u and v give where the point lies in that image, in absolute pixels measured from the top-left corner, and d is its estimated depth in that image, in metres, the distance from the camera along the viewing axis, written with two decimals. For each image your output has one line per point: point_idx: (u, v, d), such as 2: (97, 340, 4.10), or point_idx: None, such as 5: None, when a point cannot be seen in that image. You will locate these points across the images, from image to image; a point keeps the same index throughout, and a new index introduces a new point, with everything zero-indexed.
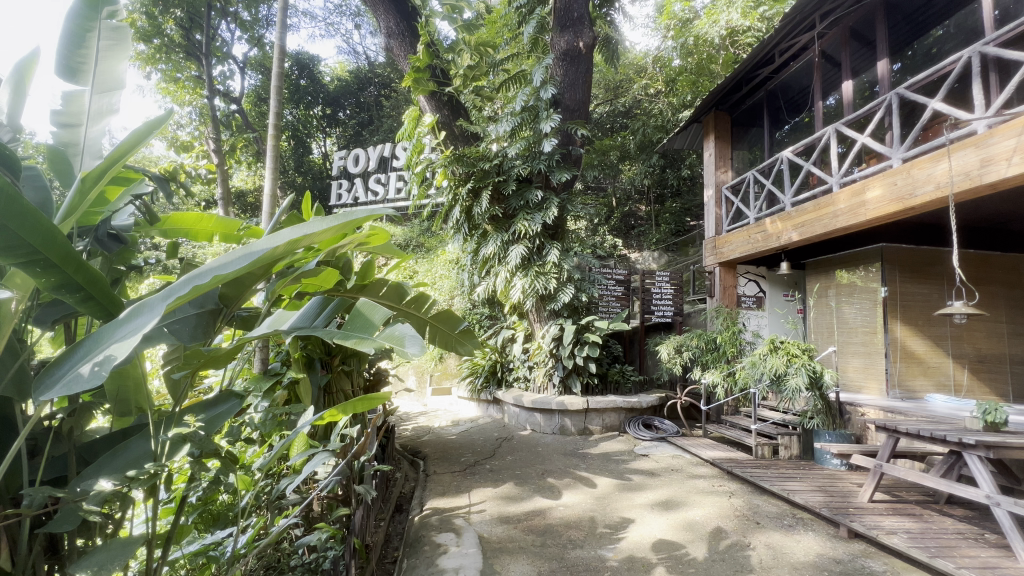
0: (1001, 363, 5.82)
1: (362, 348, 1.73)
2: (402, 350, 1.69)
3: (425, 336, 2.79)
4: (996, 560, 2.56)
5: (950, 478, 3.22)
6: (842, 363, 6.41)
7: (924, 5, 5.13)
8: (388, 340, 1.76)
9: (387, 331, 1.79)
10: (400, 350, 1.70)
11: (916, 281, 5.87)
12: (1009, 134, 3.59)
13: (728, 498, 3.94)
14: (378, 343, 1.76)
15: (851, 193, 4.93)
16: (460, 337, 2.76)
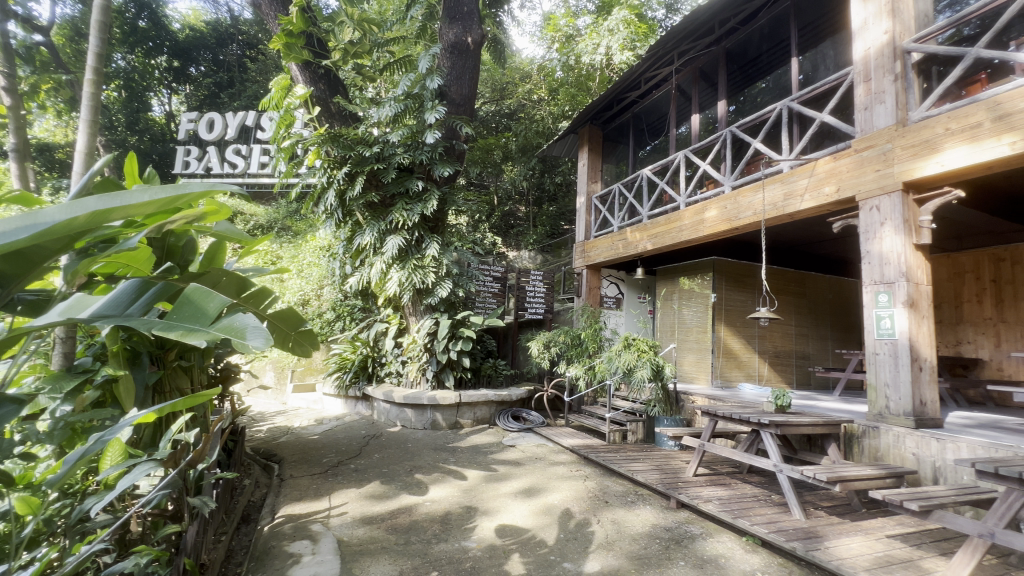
0: (791, 357, 7.29)
1: (189, 340, 1.51)
2: (241, 343, 1.52)
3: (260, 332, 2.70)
4: (778, 515, 3.19)
5: (751, 452, 3.93)
6: (679, 357, 7.40)
7: (754, 60, 6.15)
8: (227, 334, 1.55)
9: (224, 323, 1.58)
10: (240, 345, 1.50)
11: (736, 290, 7.05)
12: (803, 174, 4.51)
13: (583, 482, 4.30)
14: (211, 335, 1.56)
15: (694, 211, 5.73)
16: (300, 338, 2.80)
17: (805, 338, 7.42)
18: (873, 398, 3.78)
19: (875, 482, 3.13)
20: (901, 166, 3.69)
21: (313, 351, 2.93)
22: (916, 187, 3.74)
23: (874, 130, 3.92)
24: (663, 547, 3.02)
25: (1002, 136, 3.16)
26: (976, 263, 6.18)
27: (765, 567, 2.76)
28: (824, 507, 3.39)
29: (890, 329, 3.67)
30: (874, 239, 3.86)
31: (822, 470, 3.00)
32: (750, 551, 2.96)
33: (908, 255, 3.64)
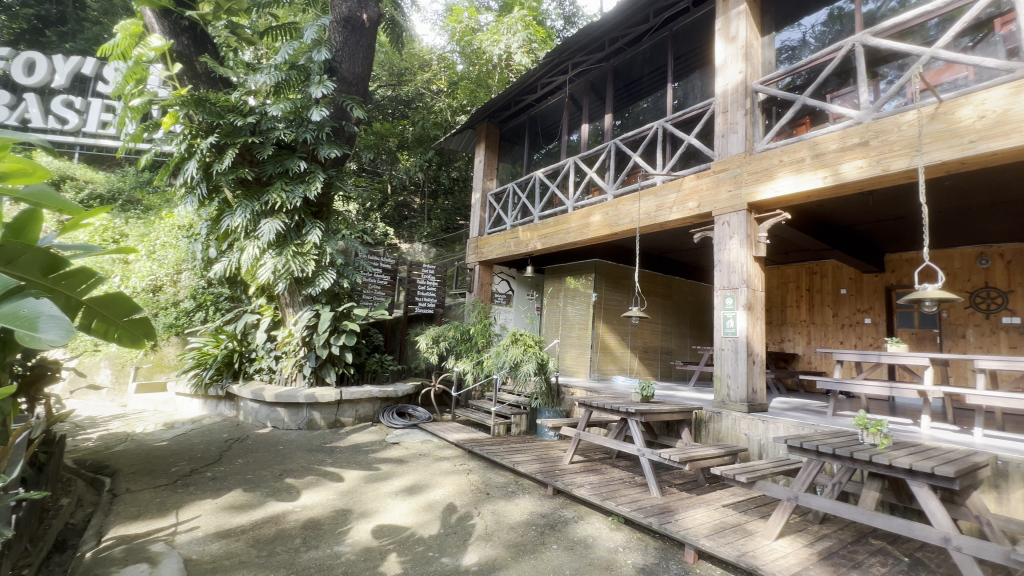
0: (656, 352, 8.13)
1: None
2: (32, 335, 1.42)
3: (75, 321, 2.39)
4: (639, 495, 3.53)
5: (620, 439, 4.29)
6: (563, 352, 7.82)
7: (637, 81, 6.66)
8: (8, 322, 1.45)
9: (1, 310, 1.47)
10: (29, 334, 1.43)
11: (614, 290, 7.66)
12: (672, 189, 5.04)
13: (467, 476, 4.34)
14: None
15: (580, 215, 6.09)
16: (130, 326, 2.54)
17: (669, 335, 8.34)
18: (718, 387, 4.36)
19: (716, 460, 3.63)
20: (747, 189, 4.31)
21: (144, 342, 2.65)
22: (757, 208, 4.39)
23: (728, 155, 4.52)
24: (539, 533, 3.16)
25: (818, 171, 3.84)
26: (797, 274, 7.47)
27: (627, 542, 3.04)
28: (676, 484, 3.83)
29: (733, 328, 4.27)
30: (724, 250, 4.44)
31: (676, 452, 3.39)
32: (615, 529, 3.24)
33: (748, 265, 4.26)
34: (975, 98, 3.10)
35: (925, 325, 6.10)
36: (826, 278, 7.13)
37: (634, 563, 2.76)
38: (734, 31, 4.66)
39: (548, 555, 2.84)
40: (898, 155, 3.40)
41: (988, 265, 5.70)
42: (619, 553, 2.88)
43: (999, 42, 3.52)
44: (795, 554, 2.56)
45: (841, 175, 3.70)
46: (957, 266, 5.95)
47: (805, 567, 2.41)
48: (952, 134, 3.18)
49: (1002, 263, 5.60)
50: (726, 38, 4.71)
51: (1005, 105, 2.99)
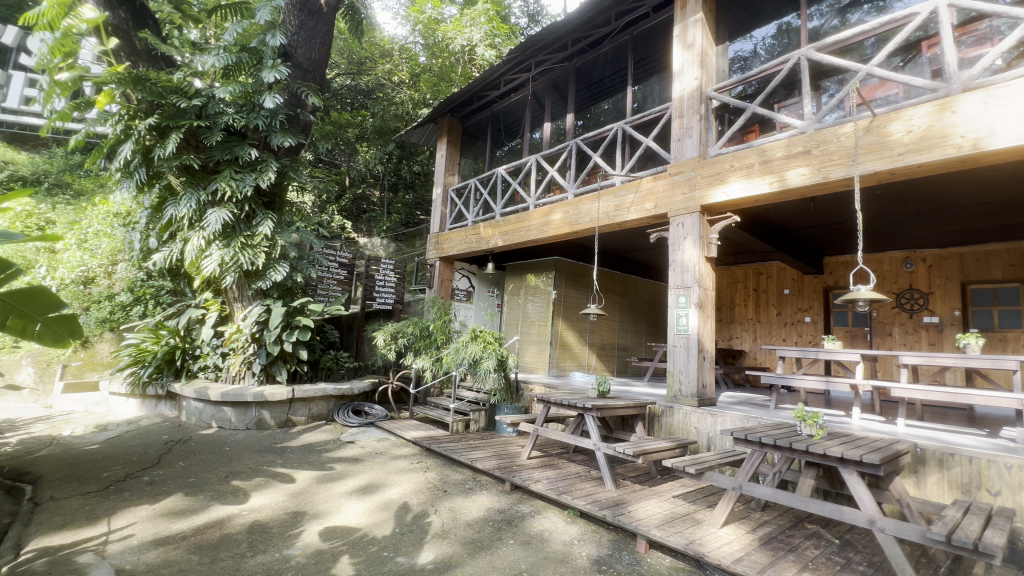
0: (613, 349, 8.33)
1: None
2: None
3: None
4: (594, 488, 3.61)
5: (577, 434, 4.37)
6: (522, 349, 7.87)
7: (599, 82, 6.77)
8: None
9: None
10: None
11: (573, 288, 7.78)
12: (630, 190, 5.16)
13: (424, 474, 4.29)
14: None
15: (541, 213, 6.14)
16: (49, 324, 2.30)
17: (626, 332, 8.56)
18: (670, 383, 4.52)
19: (667, 453, 3.75)
20: (700, 192, 4.47)
21: (65, 341, 2.41)
22: (709, 210, 4.57)
23: (683, 159, 4.67)
24: (496, 529, 3.17)
25: (765, 177, 4.04)
26: (745, 274, 7.86)
27: (581, 535, 3.10)
28: (630, 477, 3.94)
29: (686, 325, 4.43)
30: (678, 250, 4.60)
31: (630, 446, 3.48)
32: (571, 522, 3.30)
33: (700, 265, 4.43)
34: (904, 113, 3.35)
35: (857, 323, 6.56)
36: (771, 278, 7.53)
37: (588, 555, 2.81)
38: (690, 38, 4.81)
39: (504, 551, 2.85)
40: (837, 164, 3.63)
41: (912, 268, 6.19)
42: (574, 546, 2.93)
43: (925, 63, 3.84)
44: (738, 540, 2.70)
45: (786, 181, 3.91)
46: (886, 269, 6.43)
47: (748, 552, 2.54)
48: (884, 146, 3.42)
49: (924, 267, 6.10)
50: (683, 45, 4.86)
51: (930, 121, 3.24)
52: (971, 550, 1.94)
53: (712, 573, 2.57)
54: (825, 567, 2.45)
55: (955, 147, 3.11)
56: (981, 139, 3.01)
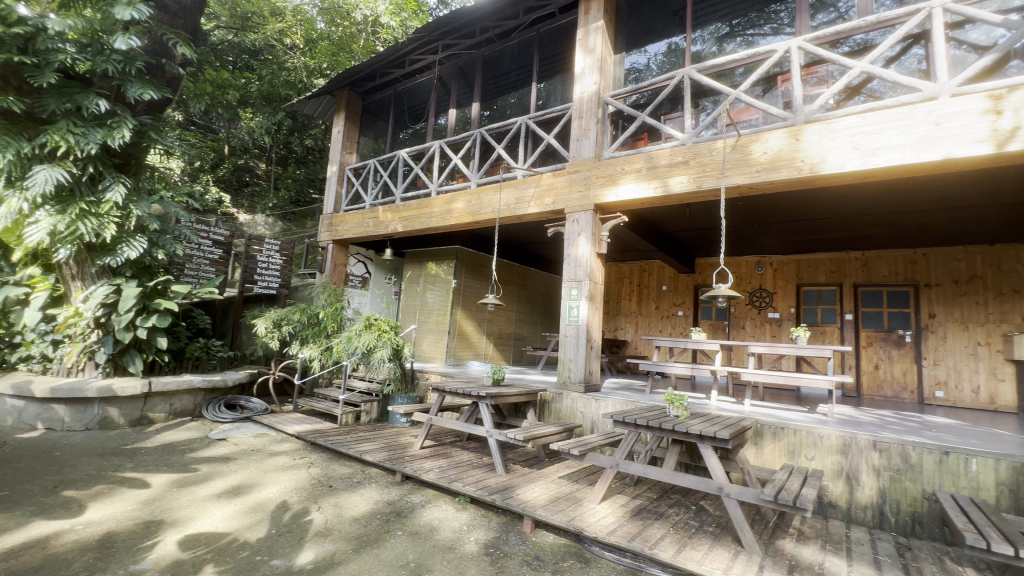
0: (510, 338, 8.55)
1: None
2: None
3: None
4: (486, 474, 3.68)
5: (470, 422, 4.42)
6: (419, 338, 7.73)
7: (505, 74, 6.83)
8: None
9: None
10: None
11: (473, 278, 7.81)
12: (531, 184, 5.29)
13: (307, 470, 4.04)
14: None
15: (443, 201, 6.04)
16: None
17: (522, 322, 8.83)
18: (561, 370, 4.77)
19: (555, 436, 3.96)
20: (594, 191, 4.75)
21: None
22: (602, 209, 4.86)
23: (580, 158, 4.91)
24: (384, 522, 3.10)
25: (651, 181, 4.41)
26: (631, 271, 8.54)
27: (471, 521, 3.15)
28: (519, 461, 4.10)
29: (576, 316, 4.70)
30: (573, 245, 4.84)
31: (520, 431, 3.60)
32: (460, 509, 3.33)
33: (592, 260, 4.71)
34: (763, 137, 3.85)
35: (719, 317, 7.49)
36: (652, 275, 8.28)
37: (477, 540, 2.87)
38: (592, 44, 5.04)
39: (391, 544, 2.79)
40: (709, 175, 4.08)
41: (762, 271, 7.22)
42: (463, 532, 2.97)
43: (780, 95, 4.45)
44: (613, 514, 2.94)
45: (668, 187, 4.30)
46: (743, 271, 7.41)
47: (620, 523, 2.78)
48: (746, 164, 3.91)
49: (771, 270, 7.15)
50: (585, 49, 5.08)
51: (782, 146, 3.77)
52: (792, 506, 2.33)
53: (589, 545, 2.78)
54: (683, 530, 2.78)
55: (799, 169, 3.66)
56: (818, 164, 3.58)
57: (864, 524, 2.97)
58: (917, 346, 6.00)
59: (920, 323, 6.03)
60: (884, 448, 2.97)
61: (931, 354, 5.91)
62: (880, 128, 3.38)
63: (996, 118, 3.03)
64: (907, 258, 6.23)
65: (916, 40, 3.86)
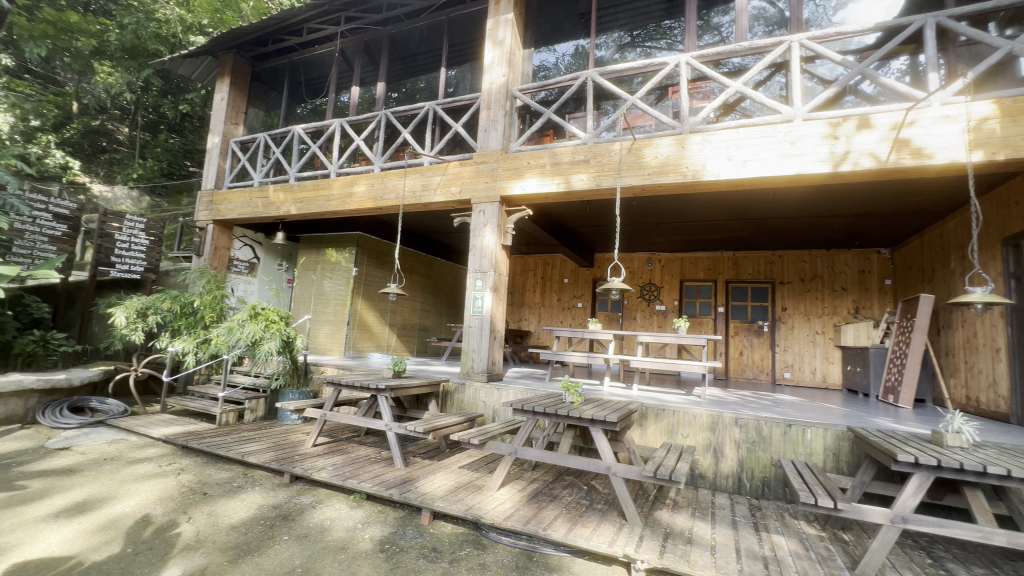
0: (414, 329, 8.35)
1: None
2: None
3: None
4: (383, 469, 3.57)
5: (368, 416, 4.25)
6: (314, 329, 7.24)
7: (413, 56, 6.60)
8: None
9: None
10: None
11: (375, 266, 7.51)
12: (438, 172, 5.18)
13: (175, 477, 3.58)
14: None
15: (343, 183, 5.68)
16: None
17: (427, 313, 8.68)
18: (464, 361, 4.77)
19: (456, 427, 3.96)
20: (501, 183, 4.78)
21: None
22: (508, 201, 4.92)
23: (488, 149, 4.91)
24: (267, 527, 2.86)
25: (555, 177, 4.55)
26: (535, 264, 8.80)
27: (366, 518, 3.03)
28: (420, 453, 4.03)
29: (481, 307, 4.73)
30: (478, 236, 4.85)
31: (421, 423, 3.53)
32: (355, 507, 3.19)
33: (496, 251, 4.76)
34: (655, 142, 4.16)
35: (614, 309, 8.03)
36: (555, 268, 8.62)
37: (371, 537, 2.77)
38: (501, 36, 5.05)
39: (275, 550, 2.59)
40: (606, 175, 4.31)
41: (652, 267, 7.86)
42: (357, 530, 2.85)
43: (670, 106, 4.84)
44: (511, 500, 3.01)
45: (571, 184, 4.47)
46: (635, 266, 7.98)
47: (517, 508, 2.86)
48: (639, 166, 4.20)
49: (660, 266, 7.81)
50: (494, 41, 5.07)
51: (670, 152, 4.11)
52: (669, 479, 2.57)
53: (487, 531, 2.82)
54: (575, 509, 2.94)
55: (684, 174, 4.02)
56: (699, 171, 3.97)
57: (726, 490, 3.39)
58: (772, 334, 6.97)
59: (775, 315, 7.01)
60: (743, 423, 3.41)
61: (782, 342, 6.90)
62: (749, 143, 3.83)
63: (833, 142, 3.59)
64: (767, 259, 7.18)
65: (778, 69, 4.43)
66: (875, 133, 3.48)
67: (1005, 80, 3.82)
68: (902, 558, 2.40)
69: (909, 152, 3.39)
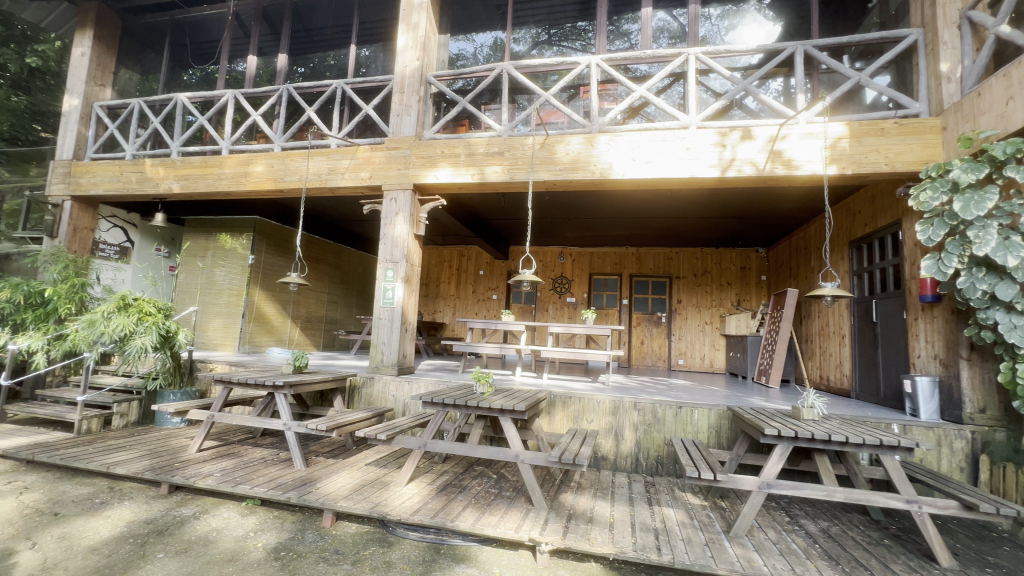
0: (320, 322, 7.87)
1: None
2: None
3: None
4: (281, 471, 3.32)
5: (264, 415, 3.92)
6: (202, 322, 6.52)
7: (320, 29, 6.14)
8: None
9: None
10: None
11: (275, 254, 6.95)
12: (346, 155, 4.88)
13: (17, 497, 3.03)
14: None
15: (237, 161, 5.15)
16: None
17: (335, 304, 8.21)
18: (372, 354, 4.59)
19: (363, 422, 3.79)
20: (414, 170, 4.64)
21: None
22: (420, 190, 4.79)
23: (400, 135, 4.73)
24: (138, 545, 2.53)
25: (469, 168, 4.51)
26: (450, 255, 8.70)
27: (259, 525, 2.80)
28: (323, 452, 3.82)
29: (391, 298, 4.59)
30: (389, 225, 4.67)
31: (323, 421, 3.32)
32: (247, 514, 2.93)
33: (409, 240, 4.62)
34: (566, 139, 4.29)
35: (527, 301, 8.21)
36: (470, 260, 8.60)
37: (264, 545, 2.56)
38: (415, 18, 4.87)
39: (147, 570, 2.30)
40: (520, 168, 4.37)
41: (564, 261, 8.13)
42: (247, 539, 2.62)
43: (581, 105, 5.02)
44: (420, 494, 2.96)
45: (485, 175, 4.47)
46: (548, 260, 8.21)
47: (425, 502, 2.82)
48: (552, 162, 4.30)
49: (571, 260, 8.11)
50: (408, 23, 4.88)
51: (580, 150, 4.26)
52: (572, 463, 2.69)
53: (393, 528, 2.75)
54: (484, 498, 2.96)
55: (593, 172, 4.19)
56: (606, 170, 4.16)
57: (625, 469, 3.63)
58: (669, 324, 7.58)
59: (672, 307, 7.62)
60: (641, 407, 3.67)
61: (677, 331, 7.53)
62: (651, 145, 4.10)
63: (722, 150, 3.95)
64: (666, 255, 7.77)
65: (677, 78, 4.77)
66: (755, 143, 3.89)
67: (855, 106, 4.48)
68: (767, 518, 2.74)
69: (781, 162, 3.84)
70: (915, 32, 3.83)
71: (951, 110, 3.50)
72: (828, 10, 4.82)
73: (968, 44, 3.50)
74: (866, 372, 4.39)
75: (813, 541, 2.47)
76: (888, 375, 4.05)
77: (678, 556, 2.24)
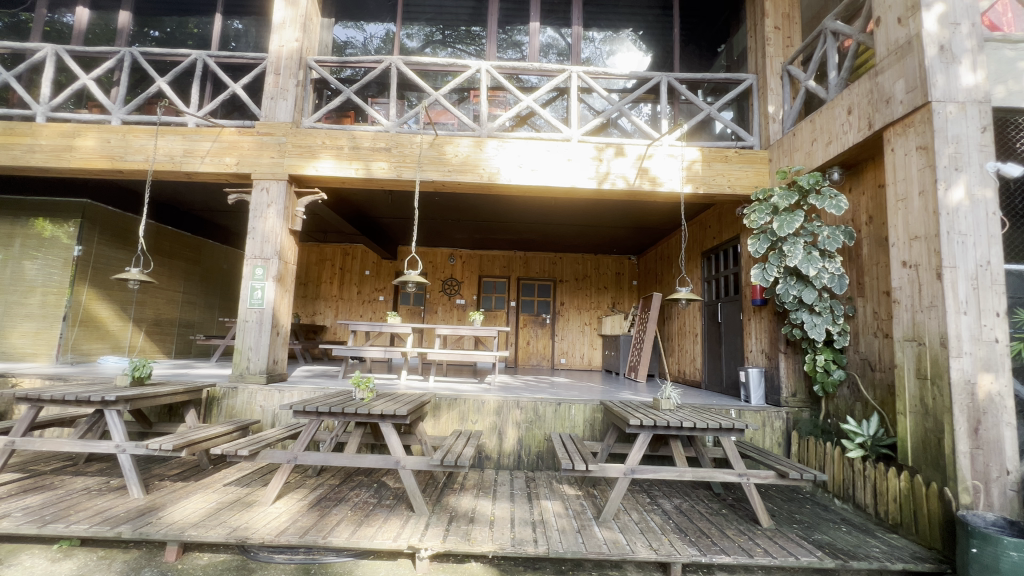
0: (172, 325, 6.84)
1: None
2: None
3: None
4: (111, 502, 2.80)
5: (89, 437, 3.28)
6: (4, 327, 5.28)
7: None
8: None
9: None
10: None
11: (112, 245, 5.87)
12: (207, 137, 4.31)
13: None
14: None
15: (58, 131, 4.26)
16: None
17: (192, 306, 7.20)
18: (236, 361, 4.11)
19: (222, 438, 3.37)
20: (289, 160, 4.26)
21: None
22: (297, 181, 4.43)
23: (274, 120, 4.32)
24: None
25: (352, 162, 4.27)
26: (333, 253, 8.17)
27: (78, 570, 2.33)
28: (170, 476, 3.31)
29: (260, 299, 4.16)
30: (259, 218, 4.23)
31: (170, 439, 2.86)
32: (60, 559, 2.42)
33: (282, 236, 4.24)
34: (455, 141, 4.29)
35: (416, 303, 8.03)
36: (355, 259, 8.16)
37: None
38: None
39: None
40: (407, 166, 4.26)
41: (454, 263, 8.12)
42: None
43: (471, 109, 5.07)
44: (288, 512, 2.72)
45: (371, 171, 4.27)
46: (438, 261, 8.11)
47: (294, 519, 2.60)
48: (440, 162, 4.27)
49: (460, 262, 8.12)
50: None
51: (469, 152, 4.29)
52: (454, 465, 2.68)
53: (256, 552, 2.49)
54: (361, 509, 2.81)
55: (482, 175, 4.25)
56: (494, 174, 4.25)
57: (508, 466, 3.73)
58: (553, 325, 7.98)
59: (555, 309, 8.03)
60: (523, 405, 3.81)
61: (560, 331, 7.96)
62: (536, 154, 4.28)
63: (599, 163, 4.27)
64: (551, 259, 8.16)
65: (561, 93, 5.06)
66: (627, 160, 4.28)
67: (706, 135, 5.16)
68: (631, 501, 3.01)
69: (648, 179, 4.28)
70: (751, 77, 4.53)
71: (775, 146, 4.21)
72: (686, 49, 5.50)
73: (787, 93, 4.25)
74: (713, 365, 5.07)
75: (666, 517, 2.78)
76: (729, 367, 4.71)
77: (553, 546, 2.36)
